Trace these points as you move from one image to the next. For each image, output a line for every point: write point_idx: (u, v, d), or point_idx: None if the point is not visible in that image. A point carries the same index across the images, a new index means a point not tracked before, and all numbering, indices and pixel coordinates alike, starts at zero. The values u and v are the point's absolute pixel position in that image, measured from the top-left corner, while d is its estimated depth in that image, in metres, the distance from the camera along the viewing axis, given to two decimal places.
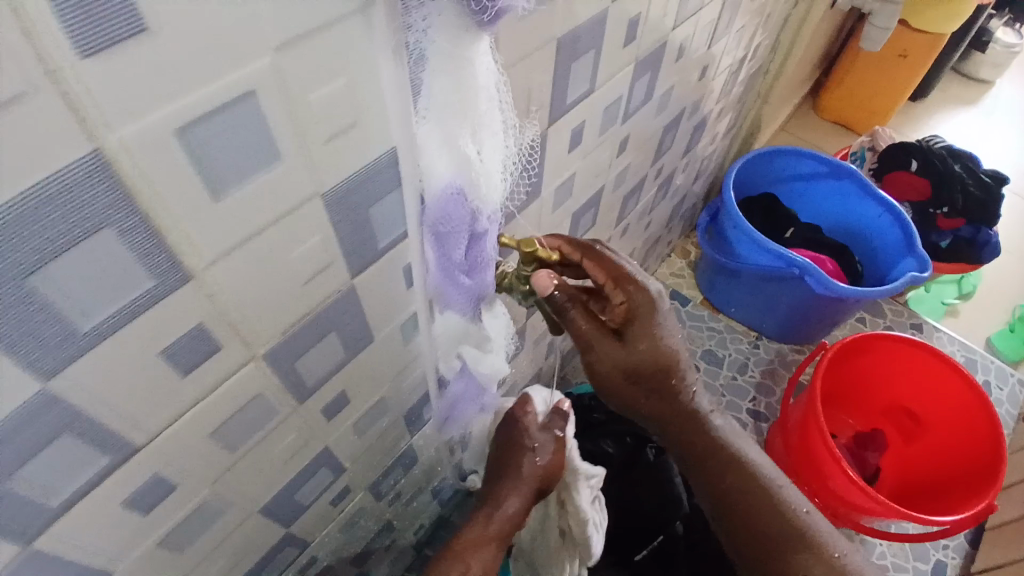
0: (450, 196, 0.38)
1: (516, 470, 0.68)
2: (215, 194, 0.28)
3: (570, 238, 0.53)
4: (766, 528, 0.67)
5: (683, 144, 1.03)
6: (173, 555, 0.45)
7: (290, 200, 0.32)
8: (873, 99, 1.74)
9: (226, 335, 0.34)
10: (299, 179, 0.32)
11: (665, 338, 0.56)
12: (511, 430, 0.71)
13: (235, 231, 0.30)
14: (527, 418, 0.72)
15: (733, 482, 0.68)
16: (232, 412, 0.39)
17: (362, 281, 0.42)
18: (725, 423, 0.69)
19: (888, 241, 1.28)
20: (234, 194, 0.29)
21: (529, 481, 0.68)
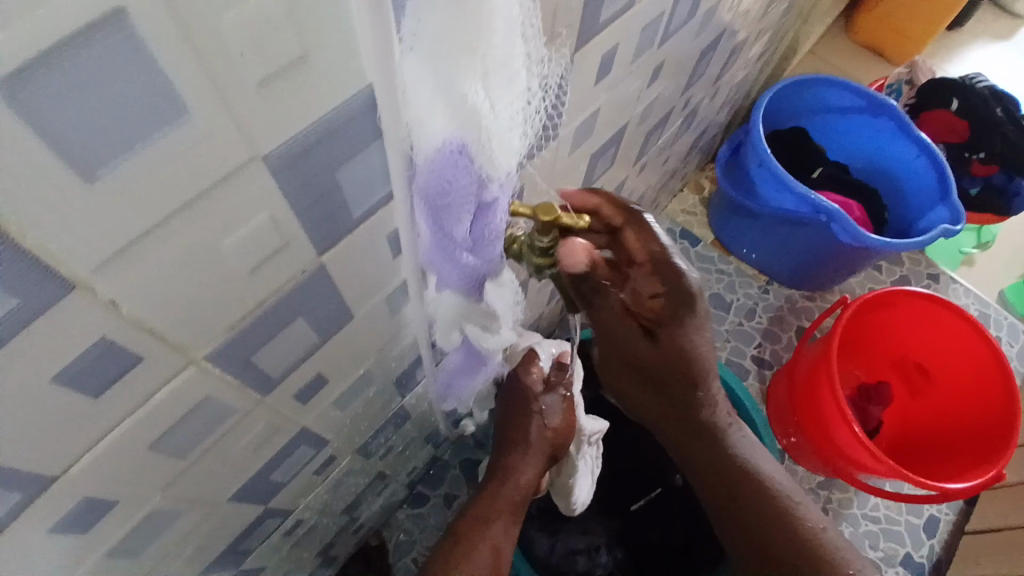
0: (449, 156, 0.29)
1: (525, 440, 0.63)
2: (85, 167, 0.19)
3: (612, 197, 0.46)
4: (776, 539, 0.64)
5: (716, 71, 0.90)
6: (129, 557, 0.39)
7: (212, 172, 0.23)
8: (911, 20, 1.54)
9: (147, 346, 0.26)
10: (224, 141, 0.22)
11: (688, 331, 0.52)
12: (516, 393, 0.64)
13: (132, 217, 0.21)
14: (530, 377, 0.63)
15: (747, 495, 0.65)
16: (176, 422, 0.32)
17: (333, 258, 0.33)
18: (743, 439, 0.66)
19: (921, 189, 1.17)
20: (118, 170, 0.20)
21: (539, 447, 0.63)
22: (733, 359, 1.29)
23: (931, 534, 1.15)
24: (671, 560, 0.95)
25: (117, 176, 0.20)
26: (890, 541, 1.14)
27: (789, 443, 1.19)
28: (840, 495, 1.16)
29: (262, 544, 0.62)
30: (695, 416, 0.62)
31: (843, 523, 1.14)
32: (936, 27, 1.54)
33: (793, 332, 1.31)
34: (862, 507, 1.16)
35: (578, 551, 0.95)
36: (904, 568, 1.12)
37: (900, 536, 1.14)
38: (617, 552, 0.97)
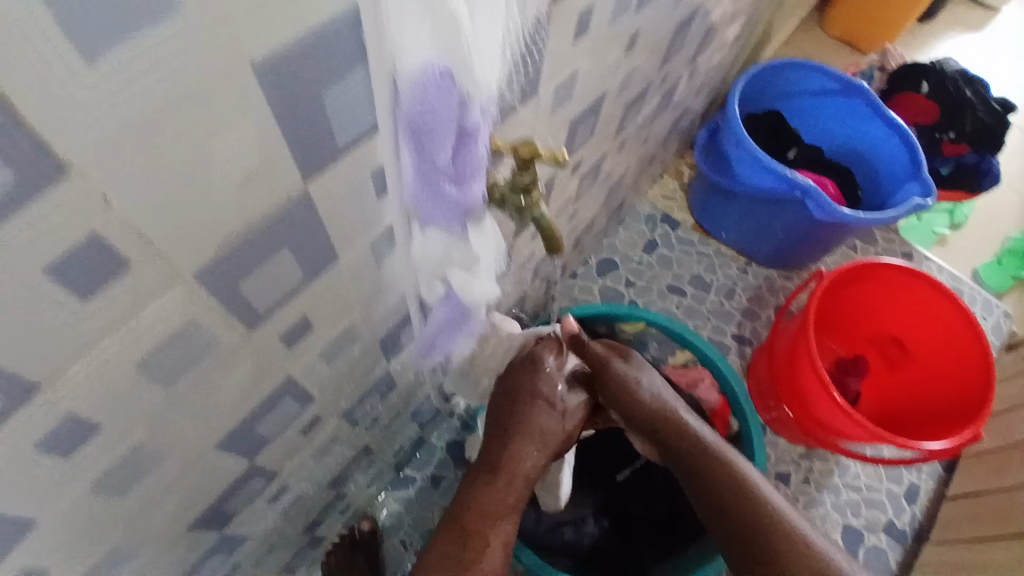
0: (430, 81, 0.30)
1: (528, 425, 0.62)
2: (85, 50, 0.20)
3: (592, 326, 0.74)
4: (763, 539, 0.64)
5: (693, 49, 0.92)
6: (110, 494, 0.40)
7: (198, 74, 0.24)
8: (886, 10, 1.58)
9: (134, 250, 0.27)
10: (215, 39, 0.23)
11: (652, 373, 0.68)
12: (524, 383, 0.65)
13: (124, 108, 0.22)
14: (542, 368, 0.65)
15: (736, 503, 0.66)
16: (160, 344, 0.33)
17: (318, 187, 0.34)
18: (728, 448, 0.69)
19: (895, 168, 1.21)
20: (115, 58, 0.21)
21: (543, 440, 0.63)
22: (714, 338, 1.31)
23: (911, 502, 1.18)
24: (650, 530, 0.97)
25: (115, 61, 0.21)
26: (871, 509, 1.17)
27: (771, 417, 1.21)
28: (820, 465, 1.19)
29: (249, 508, 0.62)
30: (677, 430, 0.67)
31: (824, 492, 1.17)
32: (904, 21, 1.61)
33: (772, 310, 1.34)
34: (843, 476, 1.19)
35: (565, 522, 0.96)
36: (886, 535, 1.15)
37: (881, 504, 1.17)
38: (603, 521, 0.98)
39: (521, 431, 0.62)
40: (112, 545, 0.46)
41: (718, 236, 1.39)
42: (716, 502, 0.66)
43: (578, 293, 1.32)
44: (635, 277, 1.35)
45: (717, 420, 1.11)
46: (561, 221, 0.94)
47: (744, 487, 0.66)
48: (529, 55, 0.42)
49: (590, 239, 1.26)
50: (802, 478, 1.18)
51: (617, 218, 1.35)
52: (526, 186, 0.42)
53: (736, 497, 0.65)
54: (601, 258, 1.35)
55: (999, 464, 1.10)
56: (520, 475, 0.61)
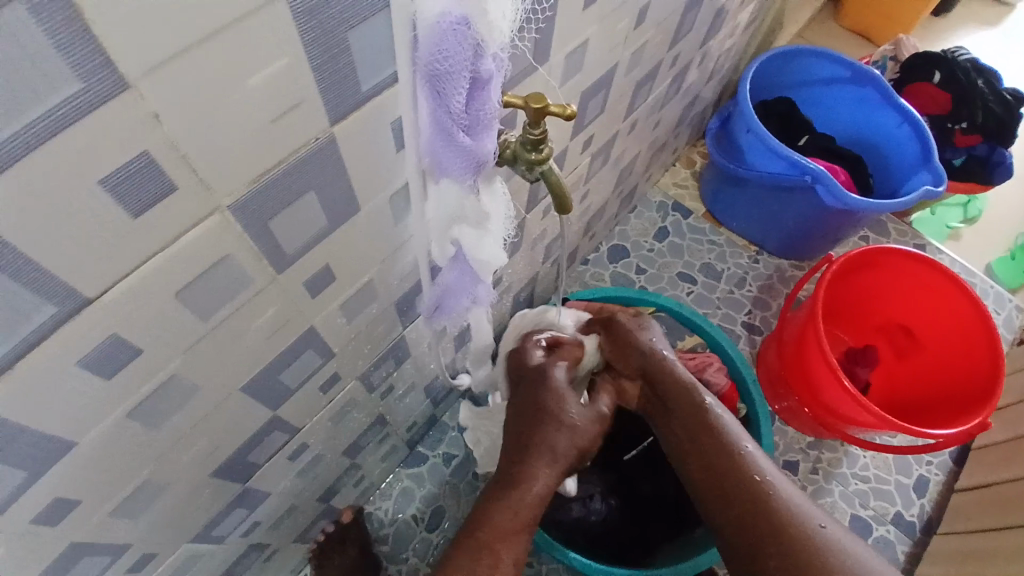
0: (449, 26, 0.33)
1: (546, 445, 0.63)
2: None
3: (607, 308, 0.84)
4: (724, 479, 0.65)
5: (703, 33, 0.93)
6: (144, 423, 0.43)
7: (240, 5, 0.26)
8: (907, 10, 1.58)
9: (178, 174, 0.30)
10: None
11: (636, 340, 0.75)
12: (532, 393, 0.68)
13: (178, 31, 0.25)
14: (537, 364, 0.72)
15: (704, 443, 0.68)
16: (197, 273, 0.36)
17: (343, 133, 0.37)
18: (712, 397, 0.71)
19: (905, 155, 1.21)
20: None
21: (562, 460, 0.63)
22: (724, 326, 1.32)
23: (920, 494, 1.18)
24: (662, 507, 0.98)
25: None
26: (880, 500, 1.17)
27: (781, 407, 1.22)
28: (829, 455, 1.20)
29: (269, 464, 0.65)
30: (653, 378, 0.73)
31: (832, 482, 1.18)
32: (918, 18, 1.63)
33: (782, 299, 1.35)
34: (851, 466, 1.19)
35: (572, 499, 0.96)
36: (894, 527, 1.15)
37: (890, 496, 1.17)
38: (610, 499, 0.99)
39: (537, 450, 0.62)
40: (144, 478, 0.49)
41: (729, 225, 1.40)
42: (708, 468, 0.66)
43: (590, 279, 1.34)
44: (646, 265, 1.36)
45: (726, 404, 1.09)
46: (572, 201, 0.96)
47: (741, 465, 0.65)
48: (535, 16, 0.45)
49: (601, 226, 1.28)
50: (811, 466, 1.19)
51: (628, 206, 1.37)
52: (537, 142, 0.44)
53: (730, 467, 0.65)
54: (612, 246, 1.37)
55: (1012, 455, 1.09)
56: (534, 489, 0.61)
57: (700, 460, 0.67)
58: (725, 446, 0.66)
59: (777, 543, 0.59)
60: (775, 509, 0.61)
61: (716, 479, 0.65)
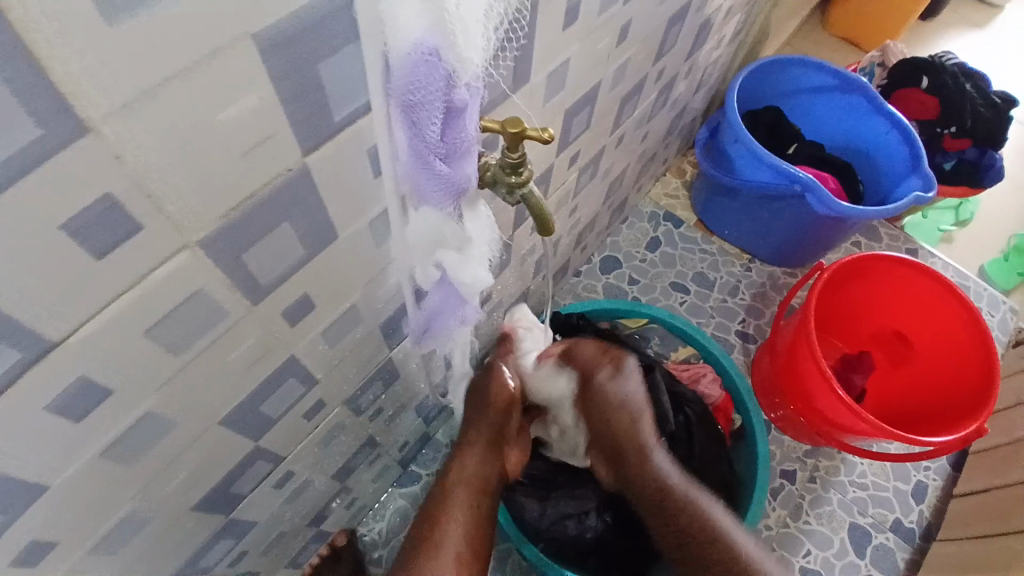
0: (420, 58, 0.32)
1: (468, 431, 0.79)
2: (106, 11, 0.22)
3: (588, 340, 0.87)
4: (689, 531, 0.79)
5: (687, 45, 0.94)
6: (121, 460, 0.42)
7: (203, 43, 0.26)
8: (897, 21, 1.60)
9: (144, 214, 0.29)
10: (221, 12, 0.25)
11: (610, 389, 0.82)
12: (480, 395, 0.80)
13: (139, 71, 0.24)
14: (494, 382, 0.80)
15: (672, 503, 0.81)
16: (169, 309, 0.35)
17: (316, 163, 0.36)
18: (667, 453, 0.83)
19: (895, 162, 1.21)
20: (132, 23, 0.23)
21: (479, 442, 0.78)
22: (718, 335, 1.31)
23: (919, 500, 1.17)
24: None
25: (133, 24, 0.23)
26: (879, 507, 1.16)
27: (777, 415, 1.21)
28: (827, 463, 1.19)
29: (255, 491, 0.64)
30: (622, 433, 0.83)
31: (830, 490, 1.16)
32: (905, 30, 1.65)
33: (775, 307, 1.34)
34: (849, 474, 1.18)
35: (567, 516, 0.96)
36: (893, 533, 1.13)
37: (888, 502, 1.16)
38: (606, 515, 0.97)
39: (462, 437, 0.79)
40: (122, 515, 0.48)
41: (721, 234, 1.40)
42: (681, 525, 0.80)
43: (582, 291, 1.33)
44: (638, 275, 1.36)
45: (719, 414, 1.12)
46: (561, 216, 0.96)
47: (711, 528, 0.78)
48: (515, 38, 0.44)
49: (593, 238, 1.27)
50: (808, 475, 1.18)
51: (620, 217, 1.37)
52: (516, 165, 0.43)
53: (697, 526, 0.79)
54: (604, 257, 1.37)
55: (1008, 460, 1.08)
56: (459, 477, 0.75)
57: (673, 513, 0.81)
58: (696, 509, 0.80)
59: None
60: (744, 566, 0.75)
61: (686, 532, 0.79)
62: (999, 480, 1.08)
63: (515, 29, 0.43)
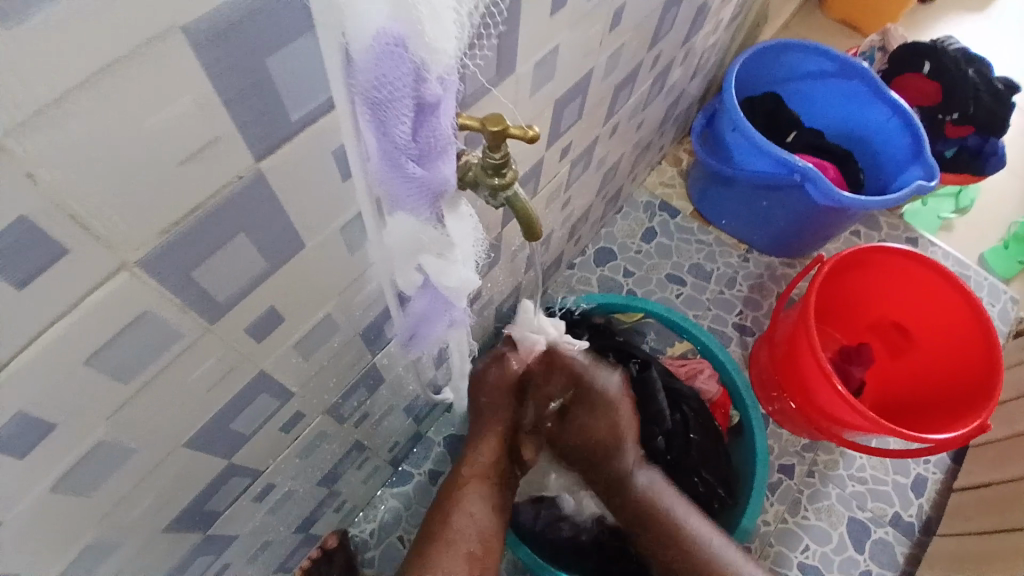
0: (385, 49, 0.29)
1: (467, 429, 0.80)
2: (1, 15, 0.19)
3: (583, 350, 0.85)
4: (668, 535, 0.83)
5: (684, 30, 0.89)
6: (76, 492, 0.39)
7: (116, 37, 0.22)
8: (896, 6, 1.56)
9: (71, 237, 0.26)
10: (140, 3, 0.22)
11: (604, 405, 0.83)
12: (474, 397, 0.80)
13: (45, 76, 0.21)
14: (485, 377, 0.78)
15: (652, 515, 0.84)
16: (112, 334, 0.31)
17: (273, 167, 0.32)
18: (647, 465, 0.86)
19: (896, 150, 1.18)
20: (31, 21, 0.20)
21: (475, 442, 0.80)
22: (715, 328, 1.28)
23: (918, 494, 1.15)
24: None
25: (34, 23, 0.20)
26: (878, 501, 1.14)
27: (773, 409, 1.19)
28: (825, 457, 1.17)
29: (233, 507, 0.61)
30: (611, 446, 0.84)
31: (829, 485, 1.15)
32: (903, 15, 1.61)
33: (774, 298, 1.31)
34: (848, 468, 1.16)
35: (562, 518, 0.95)
36: (892, 528, 1.12)
37: (887, 496, 1.15)
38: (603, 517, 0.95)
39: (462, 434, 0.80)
40: (84, 546, 0.44)
41: (718, 224, 1.36)
42: (648, 521, 0.84)
43: (576, 284, 1.30)
44: (634, 267, 1.32)
45: (717, 411, 1.09)
46: (554, 209, 0.92)
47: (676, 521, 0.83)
48: (494, 25, 0.40)
49: (587, 229, 1.23)
50: (807, 469, 1.16)
51: (614, 207, 1.33)
52: (499, 166, 0.39)
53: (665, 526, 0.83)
54: (598, 249, 1.33)
55: (1009, 454, 1.07)
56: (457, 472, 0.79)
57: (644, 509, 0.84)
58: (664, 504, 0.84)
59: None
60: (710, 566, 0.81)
61: (654, 527, 0.84)
62: (999, 475, 1.06)
63: (495, 15, 0.39)
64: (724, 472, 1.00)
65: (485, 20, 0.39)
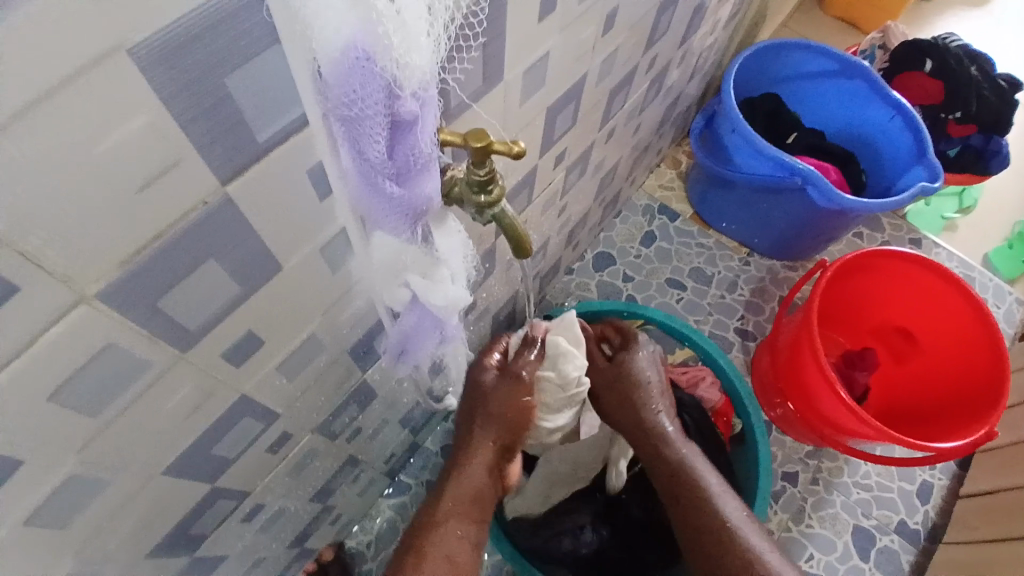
0: (352, 64, 0.27)
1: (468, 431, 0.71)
2: None
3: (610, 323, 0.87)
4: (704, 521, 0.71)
5: (681, 31, 0.88)
6: (47, 528, 0.37)
7: (54, 61, 0.20)
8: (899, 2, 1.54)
9: (20, 272, 0.24)
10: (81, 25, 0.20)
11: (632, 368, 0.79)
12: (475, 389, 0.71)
13: None
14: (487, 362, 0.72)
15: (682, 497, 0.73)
16: (74, 369, 0.30)
17: (241, 189, 0.31)
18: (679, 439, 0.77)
19: (898, 151, 1.16)
20: None
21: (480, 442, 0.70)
22: (716, 333, 1.26)
23: (924, 501, 1.13)
24: (655, 532, 0.93)
25: None
26: (883, 509, 1.12)
27: (776, 415, 1.17)
28: (829, 465, 1.15)
29: (220, 529, 0.59)
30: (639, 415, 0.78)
31: (834, 492, 1.13)
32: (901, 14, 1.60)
33: (776, 302, 1.29)
34: (853, 475, 1.14)
35: (563, 531, 0.91)
36: (898, 535, 1.10)
37: (893, 504, 1.12)
38: (602, 529, 0.93)
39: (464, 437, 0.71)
40: None
41: (719, 227, 1.34)
42: (675, 496, 0.74)
43: (575, 290, 1.28)
44: (633, 272, 1.30)
45: (719, 419, 1.08)
46: (550, 216, 0.90)
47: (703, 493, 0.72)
48: (475, 35, 0.39)
49: (585, 234, 1.22)
50: (811, 477, 1.14)
51: (613, 211, 1.31)
52: (485, 182, 0.37)
53: (691, 496, 0.73)
54: (597, 253, 1.31)
55: (1015, 460, 1.05)
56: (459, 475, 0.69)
57: (670, 482, 0.75)
58: (690, 475, 0.74)
59: (727, 564, 0.68)
60: (728, 539, 0.68)
61: (680, 504, 0.74)
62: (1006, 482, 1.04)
63: (475, 22, 0.38)
64: (730, 484, 0.98)
65: (465, 30, 0.37)
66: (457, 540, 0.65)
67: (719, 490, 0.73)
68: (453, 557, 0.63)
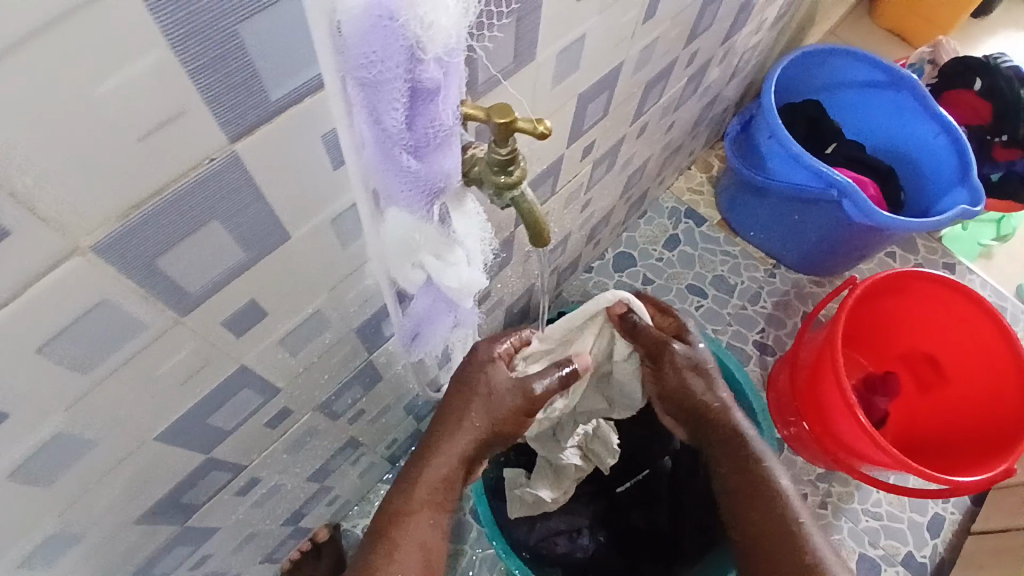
0: (375, 22, 0.25)
1: (456, 418, 0.58)
2: None
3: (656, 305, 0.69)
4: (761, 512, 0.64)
5: (725, 28, 0.84)
6: (35, 486, 0.37)
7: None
8: (954, 15, 1.40)
9: (10, 218, 0.23)
10: None
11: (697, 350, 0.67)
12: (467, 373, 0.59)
13: None
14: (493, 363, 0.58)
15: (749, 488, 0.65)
16: (65, 323, 0.29)
17: (249, 150, 0.29)
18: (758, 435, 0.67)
19: (940, 170, 1.11)
20: None
21: (470, 428, 0.57)
22: (734, 344, 1.23)
23: (934, 534, 1.08)
24: (656, 543, 0.90)
25: None
26: (891, 539, 1.08)
27: (789, 433, 1.12)
28: (840, 489, 1.10)
29: (212, 500, 0.58)
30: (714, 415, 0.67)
31: (842, 518, 1.09)
32: (954, 28, 1.47)
33: (799, 317, 1.25)
34: (864, 502, 1.10)
35: (558, 532, 0.90)
36: (904, 567, 1.06)
37: (902, 535, 1.08)
38: (599, 534, 0.91)
39: (448, 424, 0.58)
40: (46, 537, 0.42)
41: (746, 236, 1.30)
42: (738, 489, 0.65)
43: (592, 288, 1.25)
44: (654, 275, 1.27)
45: None
46: (573, 210, 0.87)
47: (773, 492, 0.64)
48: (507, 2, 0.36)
49: (607, 232, 1.18)
50: (820, 500, 1.10)
51: (638, 211, 1.28)
52: (506, 163, 0.35)
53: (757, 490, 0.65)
54: (618, 252, 1.28)
55: None
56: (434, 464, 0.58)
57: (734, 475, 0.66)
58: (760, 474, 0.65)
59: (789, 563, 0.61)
60: (798, 547, 0.61)
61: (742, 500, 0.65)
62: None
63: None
64: None
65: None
66: (430, 529, 0.57)
67: (793, 495, 0.65)
68: (429, 545, 0.56)
